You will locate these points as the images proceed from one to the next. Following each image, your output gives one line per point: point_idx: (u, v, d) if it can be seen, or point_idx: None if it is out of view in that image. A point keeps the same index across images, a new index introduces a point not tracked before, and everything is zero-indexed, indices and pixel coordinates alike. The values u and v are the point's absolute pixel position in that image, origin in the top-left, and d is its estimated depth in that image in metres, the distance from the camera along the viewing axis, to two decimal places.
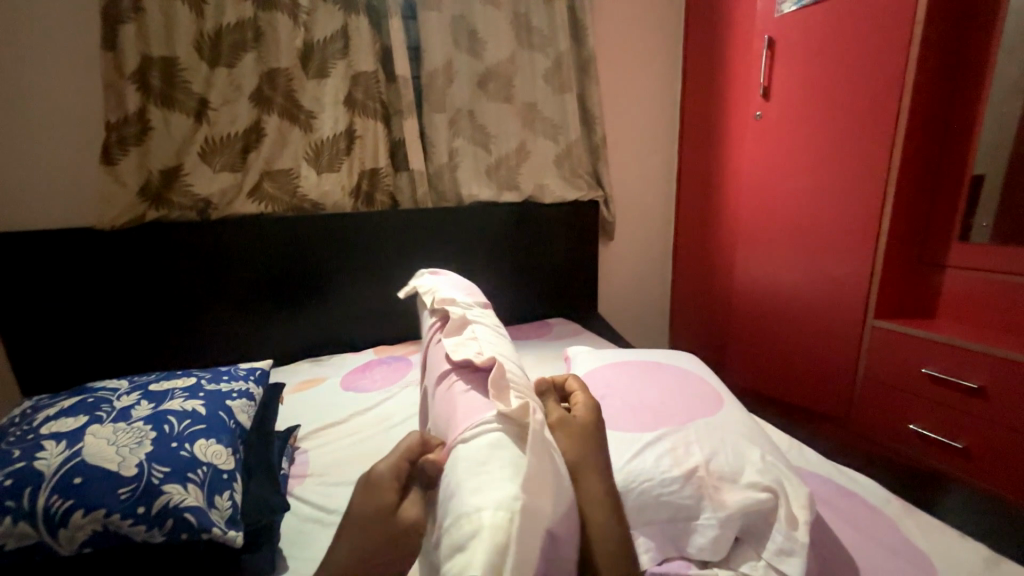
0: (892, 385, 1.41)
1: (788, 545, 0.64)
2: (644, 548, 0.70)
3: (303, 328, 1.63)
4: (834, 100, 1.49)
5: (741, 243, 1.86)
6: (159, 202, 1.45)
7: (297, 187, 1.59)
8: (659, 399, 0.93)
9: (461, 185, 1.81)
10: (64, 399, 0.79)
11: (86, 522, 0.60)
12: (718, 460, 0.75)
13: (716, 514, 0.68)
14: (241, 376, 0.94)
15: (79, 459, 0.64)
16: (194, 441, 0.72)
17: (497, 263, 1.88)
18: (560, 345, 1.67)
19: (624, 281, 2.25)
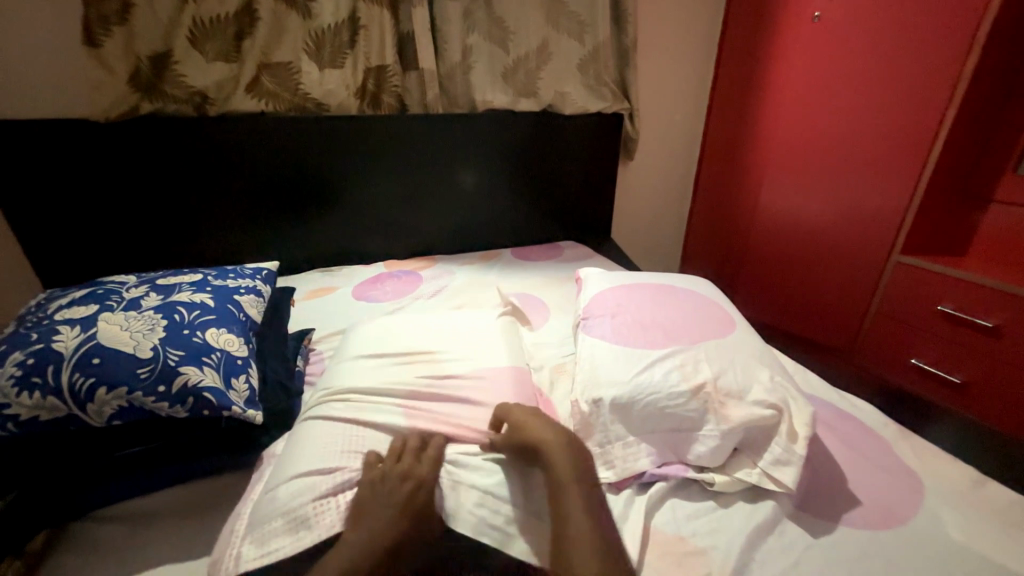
0: (904, 321, 1.40)
1: (785, 456, 0.67)
2: (645, 452, 0.72)
3: (312, 238, 1.61)
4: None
5: (770, 168, 1.73)
6: (152, 93, 1.34)
7: (298, 84, 1.46)
8: (671, 320, 0.92)
9: (474, 89, 1.66)
10: (74, 290, 0.79)
11: (111, 398, 0.62)
12: (725, 379, 0.76)
13: (719, 426, 0.70)
14: (248, 274, 0.93)
15: (96, 342, 0.65)
16: (205, 329, 0.73)
17: (510, 180, 1.80)
18: (571, 267, 1.65)
19: (640, 205, 2.16)
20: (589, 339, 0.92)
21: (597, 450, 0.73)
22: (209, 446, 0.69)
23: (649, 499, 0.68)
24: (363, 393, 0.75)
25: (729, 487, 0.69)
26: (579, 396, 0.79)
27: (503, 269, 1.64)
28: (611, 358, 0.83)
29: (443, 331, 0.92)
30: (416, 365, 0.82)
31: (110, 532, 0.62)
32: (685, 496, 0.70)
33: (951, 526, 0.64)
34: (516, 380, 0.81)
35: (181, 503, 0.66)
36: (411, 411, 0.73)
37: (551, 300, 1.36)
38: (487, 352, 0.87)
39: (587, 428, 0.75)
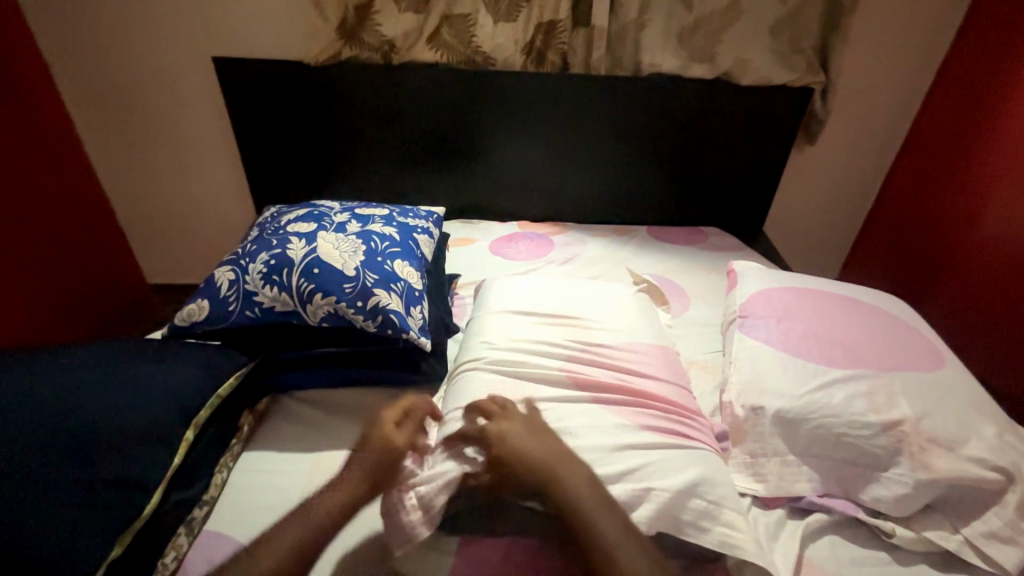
0: None
1: (1006, 532, 0.55)
2: (807, 477, 0.64)
3: (460, 190, 1.70)
4: None
5: (1013, 165, 1.31)
6: (352, 41, 1.49)
7: (472, 37, 1.50)
8: (859, 338, 0.79)
9: (644, 51, 1.54)
10: (297, 208, 0.93)
11: (324, 303, 0.74)
12: (932, 422, 0.63)
13: (914, 473, 0.59)
14: (422, 215, 1.02)
15: (316, 255, 0.77)
16: (393, 259, 0.82)
17: (661, 153, 1.67)
18: (714, 257, 1.51)
19: (808, 199, 1.87)
20: (748, 340, 0.83)
21: (748, 459, 0.67)
22: (383, 359, 0.79)
23: (805, 528, 0.61)
24: (521, 346, 0.77)
25: (910, 543, 0.59)
26: (734, 398, 0.72)
27: (637, 247, 1.56)
28: (778, 366, 0.74)
29: (589, 298, 0.91)
30: (566, 326, 0.82)
31: (310, 410, 0.76)
32: (849, 537, 0.62)
33: None
34: (668, 362, 0.79)
35: (360, 401, 0.77)
36: (573, 371, 0.73)
37: (691, 289, 1.26)
38: (636, 327, 0.85)
39: (739, 433, 0.69)
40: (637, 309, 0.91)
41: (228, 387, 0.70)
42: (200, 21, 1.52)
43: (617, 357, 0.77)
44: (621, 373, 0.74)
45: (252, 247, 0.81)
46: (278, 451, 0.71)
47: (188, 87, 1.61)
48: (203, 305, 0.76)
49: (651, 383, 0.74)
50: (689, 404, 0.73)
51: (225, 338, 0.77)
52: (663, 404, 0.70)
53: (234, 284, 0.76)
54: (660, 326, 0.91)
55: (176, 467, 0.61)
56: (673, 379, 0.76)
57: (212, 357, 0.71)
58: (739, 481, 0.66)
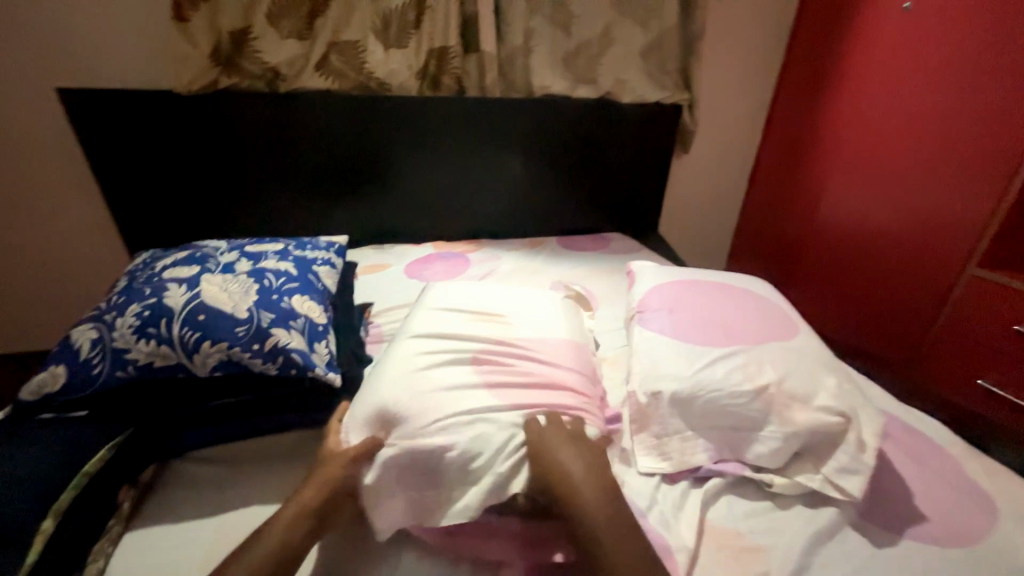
0: (977, 341, 1.34)
1: (852, 464, 0.66)
2: (702, 448, 0.73)
3: (368, 216, 1.66)
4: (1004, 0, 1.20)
5: (836, 169, 1.66)
6: (230, 68, 1.41)
7: (364, 63, 1.49)
8: (731, 318, 0.90)
9: (533, 75, 1.65)
10: (175, 252, 0.85)
11: (214, 351, 0.68)
12: (791, 382, 0.74)
13: (782, 428, 0.70)
14: (322, 247, 0.98)
15: (200, 300, 0.71)
16: (291, 295, 0.78)
17: (561, 167, 1.78)
18: (617, 259, 1.64)
19: (691, 200, 2.11)
20: (645, 332, 0.91)
21: (653, 441, 0.74)
22: (290, 402, 0.74)
23: (704, 493, 0.69)
24: (445, 340, 0.80)
25: (788, 489, 0.69)
26: (637, 387, 0.79)
27: (548, 257, 1.65)
28: (671, 353, 0.83)
29: (512, 299, 0.96)
30: (487, 324, 0.87)
31: (206, 470, 0.69)
32: (741, 494, 0.70)
33: None
34: (576, 352, 0.84)
35: (266, 453, 0.72)
36: (482, 362, 0.75)
37: (599, 291, 1.36)
38: (546, 325, 0.89)
39: (644, 419, 0.75)
40: (550, 309, 0.95)
41: (98, 462, 0.61)
42: (37, 49, 1.33)
43: (525, 348, 0.80)
44: (534, 362, 0.78)
45: (120, 299, 0.72)
46: (168, 523, 0.63)
47: (25, 123, 1.39)
48: (59, 372, 0.65)
49: (556, 372, 0.77)
50: (591, 390, 0.77)
51: (92, 406, 0.67)
52: (566, 388, 0.74)
53: (100, 342, 0.67)
54: (575, 321, 0.96)
55: (33, 568, 0.51)
56: (580, 366, 0.81)
57: (76, 430, 0.62)
58: (647, 462, 0.72)
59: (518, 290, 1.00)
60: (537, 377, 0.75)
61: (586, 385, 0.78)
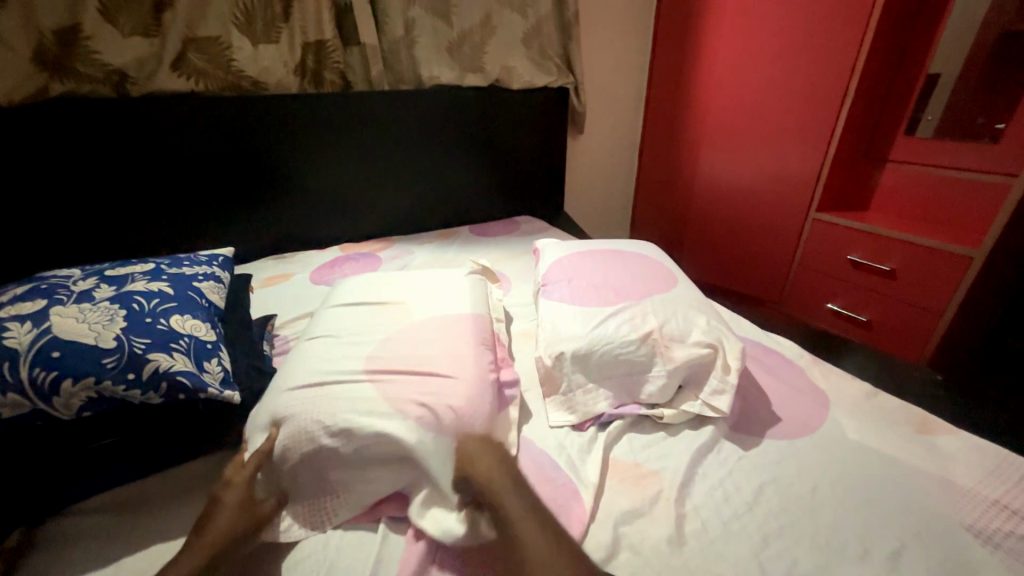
0: (822, 272, 1.62)
1: (721, 386, 0.78)
2: (603, 396, 0.81)
3: (263, 226, 1.55)
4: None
5: (702, 138, 1.87)
6: (62, 72, 1.22)
7: (230, 61, 1.38)
8: (620, 278, 1.00)
9: (419, 65, 1.64)
10: (12, 288, 0.74)
11: (78, 389, 0.61)
12: (670, 325, 0.85)
13: (665, 366, 0.80)
14: (203, 262, 0.92)
15: (51, 336, 0.63)
16: (169, 316, 0.73)
17: (462, 157, 1.80)
18: (527, 240, 1.71)
19: (590, 177, 2.25)
20: (548, 303, 0.98)
21: (562, 398, 0.82)
22: (186, 431, 0.70)
23: (609, 435, 0.76)
24: (350, 332, 0.84)
25: (676, 418, 0.79)
26: (543, 352, 0.86)
27: (461, 245, 1.67)
28: (570, 317, 0.90)
29: (418, 285, 1.00)
30: (391, 311, 0.90)
31: (96, 520, 0.62)
32: (640, 430, 0.79)
33: (850, 428, 0.77)
34: (477, 326, 0.88)
35: (164, 488, 0.67)
36: (385, 345, 0.79)
37: (511, 271, 1.41)
38: (451, 304, 0.93)
39: (552, 380, 0.83)
40: (456, 289, 0.99)
41: None
42: None
43: (426, 327, 0.85)
44: (436, 336, 0.82)
45: None
46: None
47: None
48: None
49: (457, 344, 0.81)
50: (489, 361, 0.81)
51: None
52: (468, 359, 0.78)
53: None
54: (483, 300, 1.00)
55: None
56: (481, 339, 0.85)
57: None
58: (556, 418, 0.80)
59: (424, 278, 1.04)
60: (438, 353, 0.78)
61: (481, 355, 0.81)
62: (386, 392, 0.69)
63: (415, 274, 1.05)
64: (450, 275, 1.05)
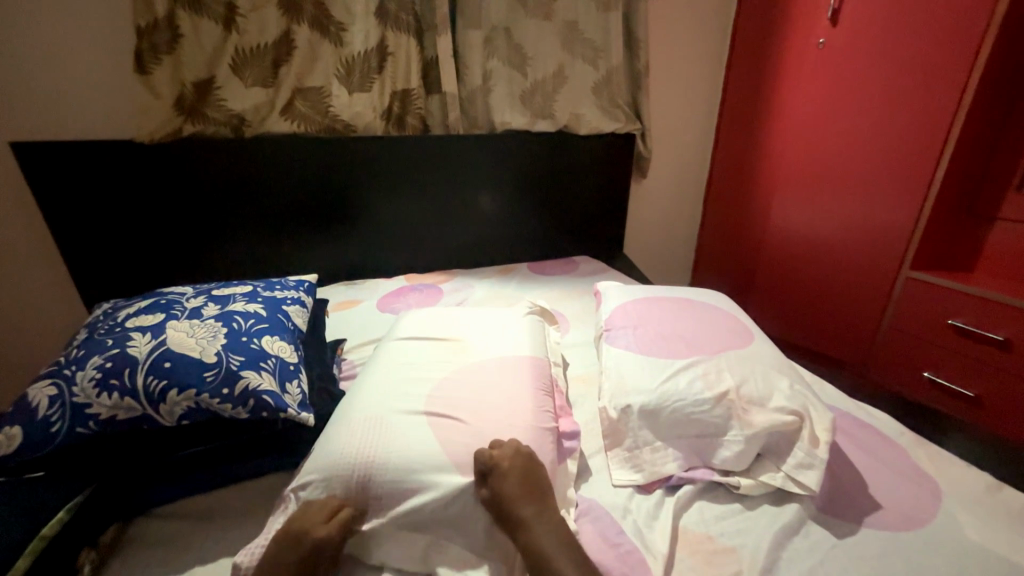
0: (917, 336, 1.45)
1: (808, 460, 0.71)
2: (672, 457, 0.76)
3: (340, 254, 1.67)
4: (901, 37, 1.38)
5: (776, 187, 1.80)
6: (194, 116, 1.42)
7: (329, 107, 1.54)
8: (690, 330, 0.96)
9: (493, 111, 1.73)
10: (138, 300, 0.84)
11: (181, 398, 0.67)
12: (748, 386, 0.79)
13: (743, 431, 0.74)
14: (292, 286, 1.00)
15: (166, 347, 0.70)
16: (261, 337, 0.79)
17: (526, 197, 1.85)
18: (586, 281, 1.70)
19: (652, 221, 2.22)
20: (613, 350, 0.95)
21: (626, 454, 0.78)
22: (263, 448, 0.74)
23: (677, 501, 0.71)
24: (411, 366, 0.85)
25: (754, 490, 0.72)
26: (607, 402, 0.84)
27: (520, 283, 1.69)
28: (638, 367, 0.87)
29: (478, 324, 1.02)
30: (452, 349, 0.92)
31: (178, 525, 0.66)
32: (712, 499, 0.73)
33: (970, 528, 0.66)
34: (536, 369, 0.87)
35: (238, 501, 0.70)
36: (444, 383, 0.80)
37: (570, 312, 1.40)
38: (511, 346, 0.93)
39: (616, 433, 0.80)
40: (517, 330, 0.99)
41: (55, 525, 0.57)
42: None
43: (485, 368, 0.85)
44: (495, 379, 0.82)
45: (81, 352, 0.71)
46: None
47: None
48: (15, 433, 0.63)
49: (515, 388, 0.80)
50: (548, 409, 0.79)
51: (49, 467, 0.64)
52: (526, 406, 0.77)
53: (58, 399, 0.65)
54: (542, 345, 0.99)
55: None
56: (541, 384, 0.84)
57: (32, 494, 0.59)
58: (620, 475, 0.76)
59: (486, 317, 1.05)
60: (497, 398, 0.77)
61: (540, 403, 0.79)
62: (444, 441, 0.69)
63: (476, 313, 1.07)
64: (511, 315, 1.06)
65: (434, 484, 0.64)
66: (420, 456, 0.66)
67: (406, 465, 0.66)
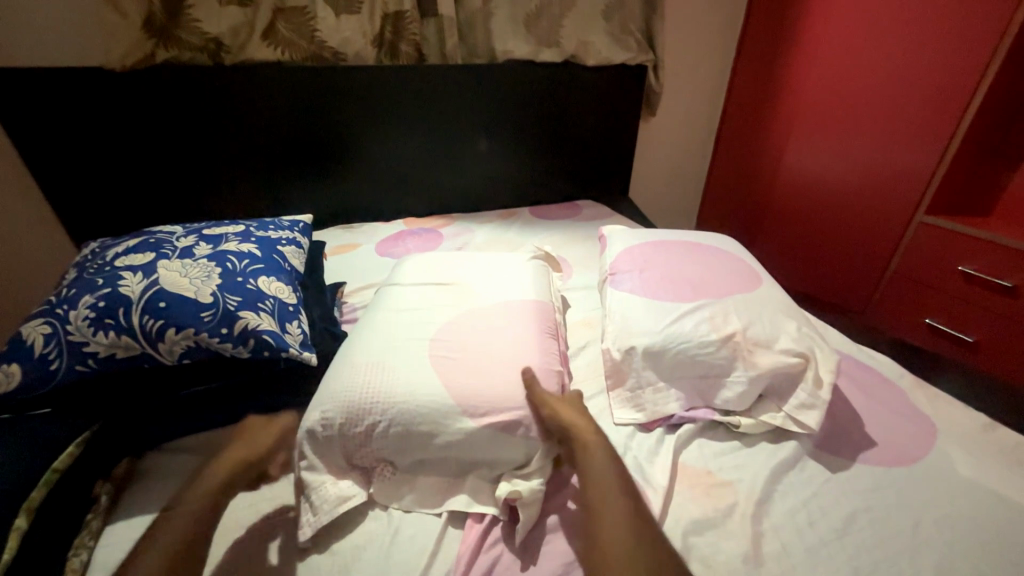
0: (923, 283, 1.44)
1: (810, 401, 0.71)
2: (674, 397, 0.77)
3: (335, 196, 1.60)
4: None
5: (793, 126, 1.70)
6: (167, 41, 1.30)
7: (315, 31, 1.40)
8: (698, 274, 0.93)
9: (494, 39, 1.59)
10: (126, 239, 0.81)
11: (180, 338, 0.66)
12: (755, 329, 0.78)
13: (747, 372, 0.74)
14: (286, 227, 0.96)
15: (159, 287, 0.68)
16: (257, 277, 0.76)
17: (528, 136, 1.75)
18: (589, 226, 1.65)
19: (660, 163, 2.13)
20: (618, 293, 0.93)
21: (628, 394, 0.78)
22: (266, 387, 0.74)
23: (677, 438, 0.72)
24: (414, 311, 0.84)
25: (753, 428, 0.73)
26: (611, 344, 0.83)
27: (521, 227, 1.64)
28: (643, 310, 0.86)
29: (481, 267, 1.00)
30: (455, 293, 0.90)
31: (188, 457, 0.68)
32: (711, 437, 0.74)
33: (961, 464, 0.68)
34: (540, 313, 0.86)
35: None
36: (447, 328, 0.79)
37: (573, 257, 1.37)
38: (515, 289, 0.91)
39: (618, 374, 0.80)
40: (521, 274, 0.97)
41: (66, 458, 0.59)
42: None
43: (488, 312, 0.84)
44: (498, 323, 0.81)
45: (71, 291, 0.69)
46: (151, 510, 0.61)
47: None
48: (13, 370, 0.62)
49: (518, 332, 0.80)
50: (553, 353, 0.79)
51: (54, 404, 0.64)
52: (530, 349, 0.77)
53: (54, 338, 0.64)
54: (547, 290, 0.98)
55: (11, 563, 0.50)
56: (546, 328, 0.84)
57: (40, 428, 0.60)
58: (622, 413, 0.77)
59: (490, 260, 1.03)
60: (501, 340, 0.77)
61: (545, 347, 0.79)
62: (447, 383, 0.69)
63: (480, 256, 1.05)
64: (515, 259, 1.04)
65: (437, 420, 0.66)
66: (424, 394, 0.67)
67: (412, 403, 0.66)
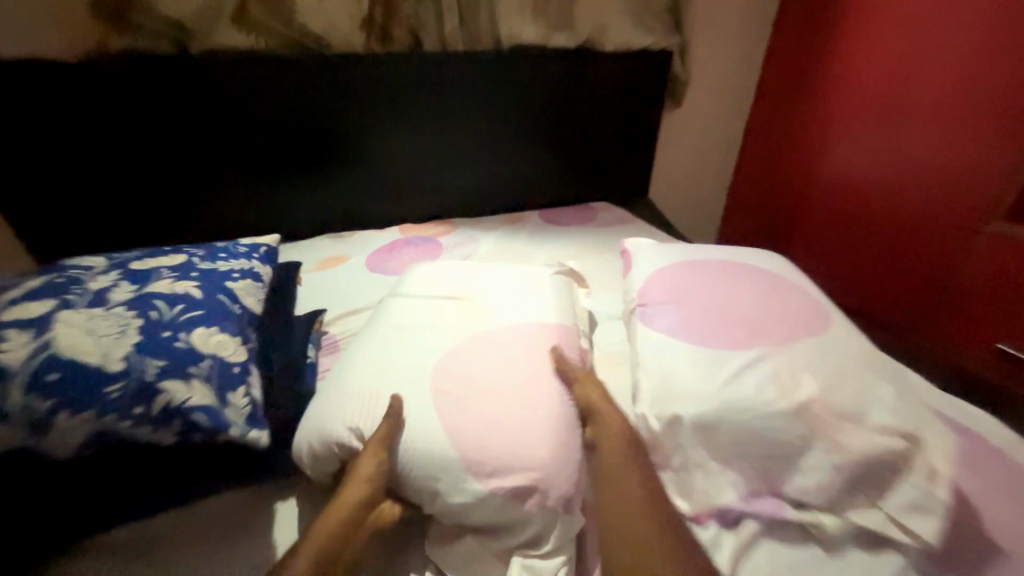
0: (986, 311, 1.09)
1: (923, 502, 0.53)
2: (731, 484, 0.60)
3: (318, 202, 1.41)
4: None
5: (839, 116, 1.39)
6: (123, 27, 1.14)
7: (294, 13, 1.21)
8: (750, 306, 0.76)
9: (499, 21, 1.39)
10: (35, 276, 0.71)
11: (77, 421, 0.56)
12: (838, 395, 0.60)
13: (832, 457, 0.56)
14: (241, 253, 0.85)
15: (54, 351, 0.59)
16: (190, 328, 0.66)
17: (538, 132, 1.55)
18: (607, 234, 1.46)
19: (683, 160, 1.88)
20: (651, 334, 0.76)
21: (673, 476, 0.63)
22: (195, 470, 0.65)
23: (737, 543, 0.57)
24: (420, 333, 0.76)
25: (839, 529, 0.56)
26: (648, 409, 0.66)
27: (530, 236, 1.46)
28: (686, 363, 0.68)
29: (500, 273, 0.88)
30: (466, 309, 0.80)
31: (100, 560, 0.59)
32: (781, 539, 0.58)
33: None
34: (561, 336, 0.76)
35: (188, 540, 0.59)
36: (454, 355, 0.71)
37: (591, 276, 1.19)
38: (534, 305, 0.81)
39: (658, 449, 0.64)
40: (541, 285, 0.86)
41: None
42: None
43: (500, 336, 0.74)
44: (512, 351, 0.71)
45: None
46: None
47: None
48: None
49: (534, 362, 0.70)
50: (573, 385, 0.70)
51: None
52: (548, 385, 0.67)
53: None
54: (572, 303, 0.87)
55: None
56: (568, 354, 0.74)
57: None
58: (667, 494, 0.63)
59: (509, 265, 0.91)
60: (514, 372, 0.68)
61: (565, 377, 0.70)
62: (449, 426, 0.62)
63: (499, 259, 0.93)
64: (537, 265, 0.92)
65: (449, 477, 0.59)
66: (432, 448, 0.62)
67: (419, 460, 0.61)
